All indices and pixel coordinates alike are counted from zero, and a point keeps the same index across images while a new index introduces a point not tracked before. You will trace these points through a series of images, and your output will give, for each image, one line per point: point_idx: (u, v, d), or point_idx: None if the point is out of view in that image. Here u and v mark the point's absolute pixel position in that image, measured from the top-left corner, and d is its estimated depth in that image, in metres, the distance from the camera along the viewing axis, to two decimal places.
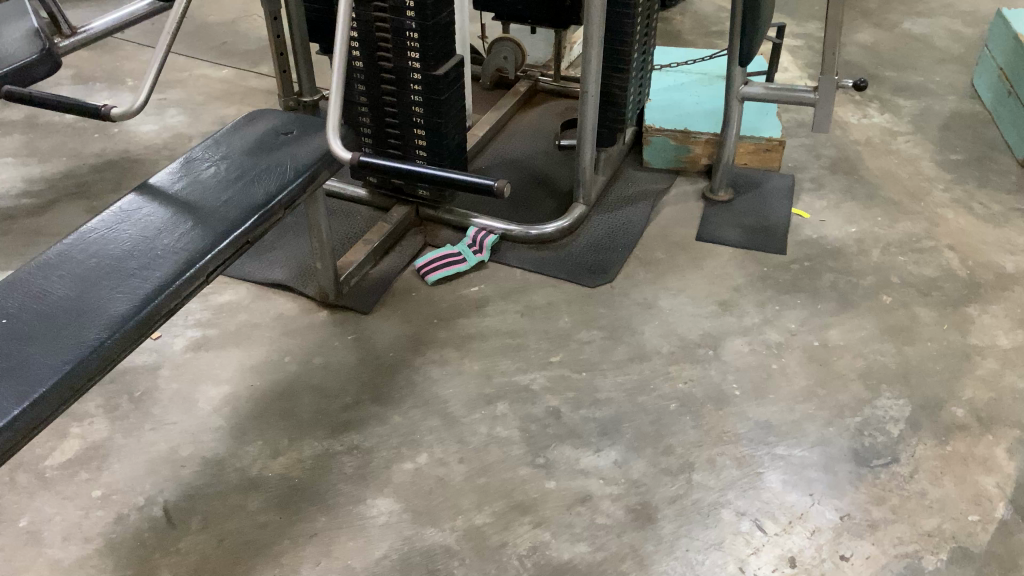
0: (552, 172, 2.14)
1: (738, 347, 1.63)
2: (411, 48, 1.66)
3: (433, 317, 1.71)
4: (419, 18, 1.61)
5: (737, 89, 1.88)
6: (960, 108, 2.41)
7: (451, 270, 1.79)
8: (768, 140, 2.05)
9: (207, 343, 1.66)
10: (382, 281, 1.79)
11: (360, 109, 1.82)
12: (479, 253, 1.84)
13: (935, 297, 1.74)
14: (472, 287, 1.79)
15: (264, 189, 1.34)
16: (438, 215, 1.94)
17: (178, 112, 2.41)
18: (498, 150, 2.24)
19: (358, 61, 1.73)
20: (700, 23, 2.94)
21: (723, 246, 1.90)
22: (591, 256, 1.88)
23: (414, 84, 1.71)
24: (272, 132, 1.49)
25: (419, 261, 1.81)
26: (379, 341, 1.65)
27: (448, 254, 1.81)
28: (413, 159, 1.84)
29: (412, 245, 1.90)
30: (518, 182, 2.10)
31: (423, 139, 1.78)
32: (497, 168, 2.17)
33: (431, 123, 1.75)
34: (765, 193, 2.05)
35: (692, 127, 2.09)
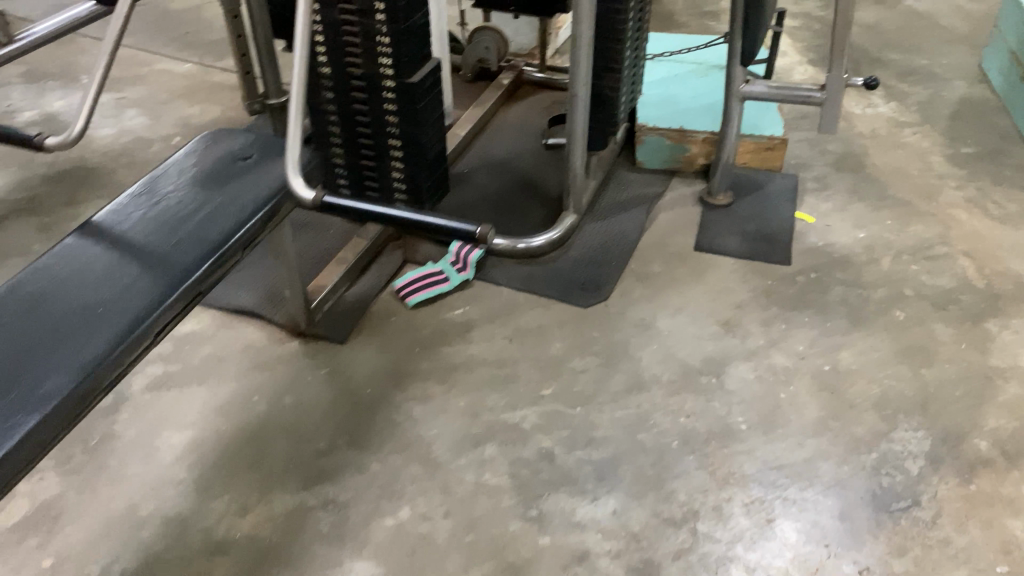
0: (540, 175, 2.00)
1: (744, 374, 1.52)
2: (382, 54, 1.52)
3: (413, 346, 1.58)
4: (390, 22, 1.47)
5: (737, 89, 1.74)
6: (970, 94, 2.28)
7: (430, 292, 1.67)
8: (770, 138, 1.92)
9: (169, 381, 1.53)
10: (358, 305, 1.66)
11: (328, 119, 1.67)
12: (462, 270, 1.71)
13: (951, 312, 1.63)
14: (455, 309, 1.66)
15: (220, 228, 1.20)
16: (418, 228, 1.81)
17: (138, 113, 2.25)
18: (481, 150, 2.09)
19: (325, 66, 1.59)
20: (693, 2, 2.78)
21: (724, 256, 1.77)
22: (582, 271, 1.75)
23: (387, 92, 1.57)
24: (227, 157, 1.34)
25: (398, 282, 1.70)
26: (356, 375, 1.52)
27: (427, 272, 1.70)
28: (388, 171, 1.70)
29: (390, 262, 1.76)
30: (503, 186, 1.96)
31: (398, 150, 1.64)
32: (481, 170, 2.02)
33: (408, 133, 1.61)
34: (767, 196, 1.92)
35: (688, 125, 1.95)
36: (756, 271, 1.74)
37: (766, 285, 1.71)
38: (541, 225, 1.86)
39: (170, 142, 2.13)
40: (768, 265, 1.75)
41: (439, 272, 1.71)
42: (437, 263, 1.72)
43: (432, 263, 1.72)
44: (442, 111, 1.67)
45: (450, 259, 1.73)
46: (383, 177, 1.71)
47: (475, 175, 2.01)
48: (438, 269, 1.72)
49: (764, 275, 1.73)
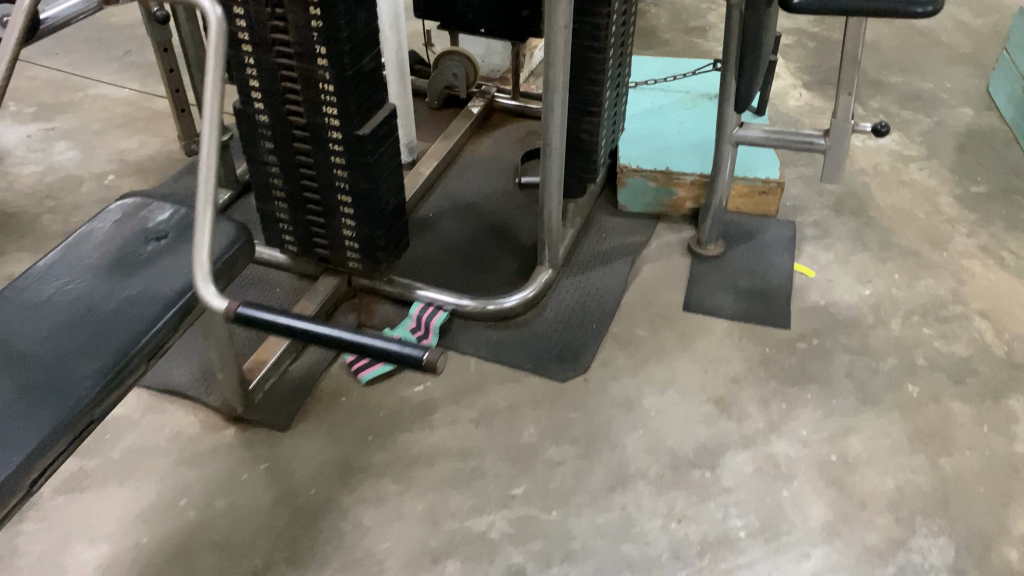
0: (512, 220, 1.81)
1: (741, 466, 1.34)
2: (327, 102, 1.32)
3: (366, 434, 1.39)
4: (335, 67, 1.28)
5: (730, 133, 1.56)
6: (978, 122, 2.11)
7: (385, 364, 1.48)
8: (765, 181, 1.74)
9: (84, 479, 1.32)
10: (303, 384, 1.46)
11: (269, 171, 1.47)
12: (421, 341, 1.53)
13: (969, 387, 1.46)
14: (415, 386, 1.47)
15: (126, 332, 1.00)
16: (374, 286, 1.61)
17: (68, 146, 2.02)
18: (447, 190, 1.90)
19: (262, 114, 1.39)
20: (677, 16, 2.58)
21: (716, 318, 1.60)
22: (558, 336, 1.56)
23: (334, 144, 1.37)
24: (137, 237, 1.14)
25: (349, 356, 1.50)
26: (300, 474, 1.33)
27: (382, 343, 1.51)
28: (338, 228, 1.50)
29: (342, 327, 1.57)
30: (471, 234, 1.77)
31: (349, 207, 1.45)
32: (446, 213, 1.83)
33: (359, 189, 1.42)
34: (762, 246, 1.74)
35: (675, 166, 1.78)
36: (752, 337, 1.56)
37: (764, 355, 1.53)
38: (513, 280, 1.66)
39: (103, 181, 1.91)
40: (765, 330, 1.58)
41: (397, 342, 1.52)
42: (395, 332, 1.54)
43: (390, 332, 1.53)
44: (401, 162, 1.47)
45: (409, 326, 1.54)
46: (333, 235, 1.51)
47: (440, 219, 1.81)
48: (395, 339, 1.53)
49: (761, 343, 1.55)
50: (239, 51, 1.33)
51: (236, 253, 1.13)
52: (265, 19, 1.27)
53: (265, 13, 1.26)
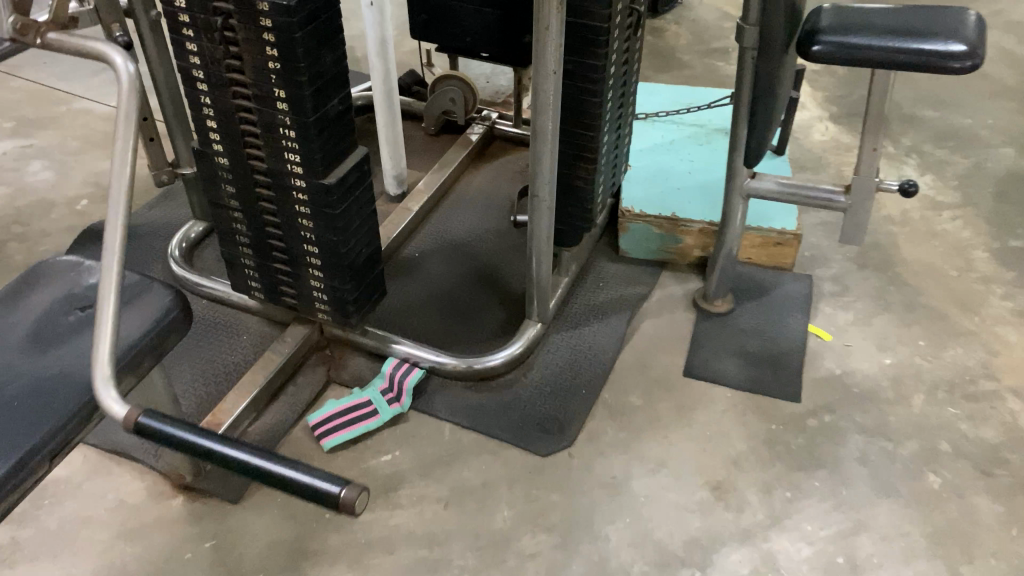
0: (503, 264, 1.67)
1: (736, 566, 1.20)
2: (289, 149, 1.20)
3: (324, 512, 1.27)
4: (296, 113, 1.15)
5: (740, 186, 1.41)
6: (1019, 165, 1.94)
7: (352, 430, 1.36)
8: (781, 232, 1.59)
9: (13, 553, 1.21)
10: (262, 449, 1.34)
11: (231, 215, 1.35)
12: (393, 402, 1.39)
13: (998, 480, 1.31)
14: (382, 455, 1.34)
15: (38, 421, 0.87)
16: (347, 337, 1.48)
17: (44, 167, 1.92)
18: (436, 227, 1.76)
19: (221, 157, 1.27)
20: (698, 37, 2.43)
21: (719, 387, 1.46)
22: (543, 403, 1.42)
23: (298, 192, 1.25)
24: (61, 305, 1.02)
25: (313, 416, 1.37)
26: (247, 556, 1.21)
27: (350, 403, 1.38)
28: (305, 279, 1.37)
29: (309, 383, 1.45)
30: (458, 279, 1.64)
31: (316, 257, 1.32)
32: (432, 254, 1.69)
33: (326, 242, 1.29)
34: (774, 304, 1.59)
35: (682, 211, 1.63)
36: (758, 411, 1.42)
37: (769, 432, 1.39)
38: (499, 334, 1.53)
39: (74, 207, 1.81)
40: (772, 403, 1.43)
41: (367, 402, 1.39)
42: (366, 388, 1.40)
43: (360, 388, 1.40)
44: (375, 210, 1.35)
45: (381, 383, 1.41)
46: (301, 286, 1.39)
47: (426, 261, 1.68)
48: (366, 398, 1.39)
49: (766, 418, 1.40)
50: (194, 90, 1.21)
51: (166, 323, 1.00)
52: (219, 58, 1.14)
53: (218, 52, 1.14)
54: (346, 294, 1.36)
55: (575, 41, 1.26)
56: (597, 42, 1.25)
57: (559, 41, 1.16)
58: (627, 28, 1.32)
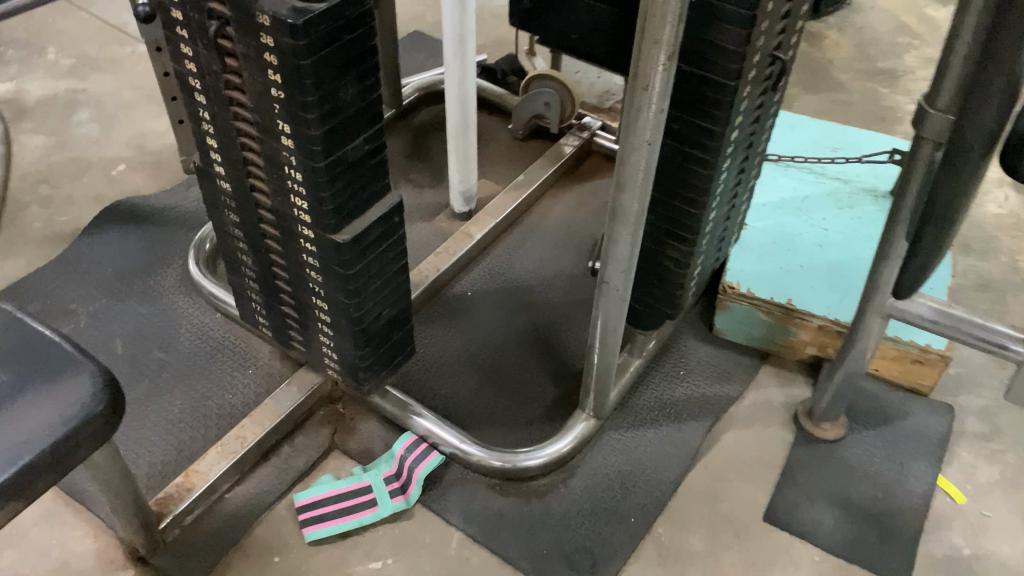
0: (567, 325, 1.38)
1: None
2: (296, 191, 0.94)
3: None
4: (302, 153, 0.89)
5: (881, 305, 1.07)
6: None
7: (341, 523, 1.12)
8: (923, 350, 1.23)
9: None
10: (234, 525, 1.13)
11: (236, 245, 1.11)
12: (397, 494, 1.15)
13: None
14: (371, 561, 1.11)
15: None
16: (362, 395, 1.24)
17: (91, 118, 1.74)
18: (499, 262, 1.49)
19: (224, 181, 1.03)
20: (862, 51, 2.01)
21: (805, 545, 1.14)
22: (577, 527, 1.14)
23: (306, 241, 1.00)
24: None
25: (302, 495, 1.15)
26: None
27: (347, 488, 1.15)
28: (314, 330, 1.14)
29: (308, 445, 1.22)
30: (510, 335, 1.36)
31: (325, 314, 1.08)
32: (487, 296, 1.42)
33: (337, 302, 1.04)
34: (897, 440, 1.25)
35: (800, 299, 1.29)
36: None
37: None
38: (542, 419, 1.25)
39: (109, 172, 1.62)
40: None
41: (366, 489, 1.15)
42: (368, 472, 1.16)
43: (362, 471, 1.16)
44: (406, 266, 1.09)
45: (388, 469, 1.17)
46: (310, 336, 1.15)
47: (478, 305, 1.40)
48: (366, 483, 1.16)
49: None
50: (192, 100, 0.96)
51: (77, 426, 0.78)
52: (217, 70, 0.89)
53: (216, 63, 0.88)
54: (356, 360, 1.12)
55: (689, 95, 0.95)
56: (718, 103, 0.93)
57: (663, 106, 0.85)
58: (764, 82, 0.98)
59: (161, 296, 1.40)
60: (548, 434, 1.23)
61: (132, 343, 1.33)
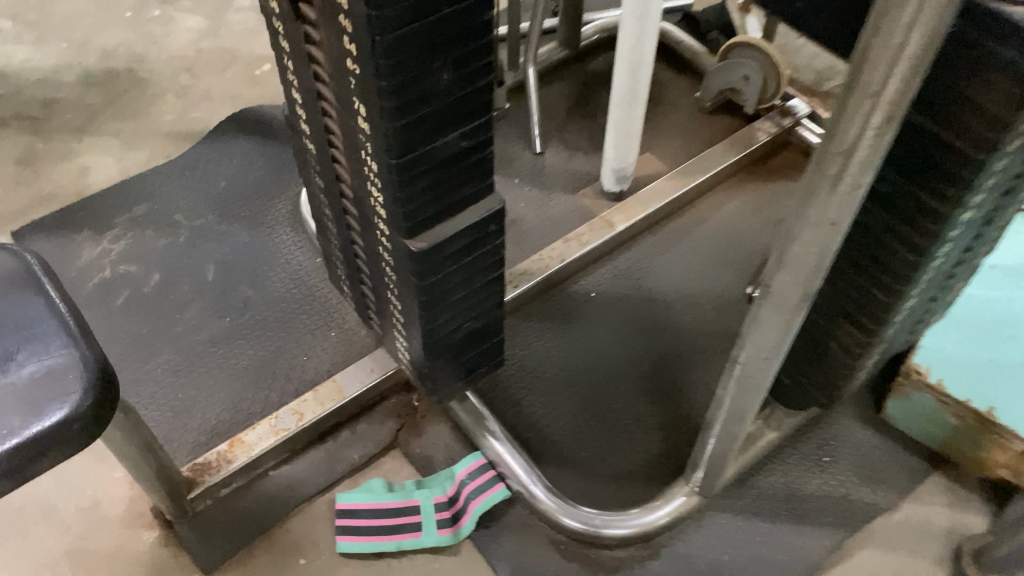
0: (699, 364, 1.15)
1: None
2: (372, 180, 0.76)
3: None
4: (377, 143, 0.70)
5: None
6: None
7: (378, 543, 0.99)
8: None
9: None
10: (268, 509, 1.02)
11: (320, 209, 0.96)
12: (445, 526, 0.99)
13: None
14: None
15: None
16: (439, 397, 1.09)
17: (251, 7, 1.63)
18: (639, 263, 1.26)
19: (308, 141, 0.86)
20: None
21: None
22: None
23: (381, 234, 0.82)
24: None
25: (345, 498, 1.01)
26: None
27: (395, 504, 1.01)
28: (389, 322, 0.98)
29: (369, 436, 1.08)
30: (627, 361, 1.15)
31: (398, 313, 0.91)
32: (614, 304, 1.20)
33: (409, 307, 0.87)
34: None
35: (1008, 408, 0.97)
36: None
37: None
38: (635, 476, 1.05)
39: (252, 71, 1.52)
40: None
41: (414, 511, 1.00)
42: (421, 493, 1.01)
43: (414, 489, 1.01)
44: (502, 277, 0.90)
45: (443, 494, 1.01)
46: (386, 327, 1.00)
47: (600, 312, 1.19)
48: (416, 505, 1.01)
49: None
50: (277, 43, 0.79)
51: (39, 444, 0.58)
52: (296, 19, 0.71)
53: (295, 8, 0.70)
54: (429, 370, 0.95)
55: (912, 154, 0.67)
56: (952, 175, 0.64)
57: (862, 179, 0.59)
58: None
59: (266, 224, 1.29)
60: (637, 497, 1.03)
61: (224, 272, 1.23)
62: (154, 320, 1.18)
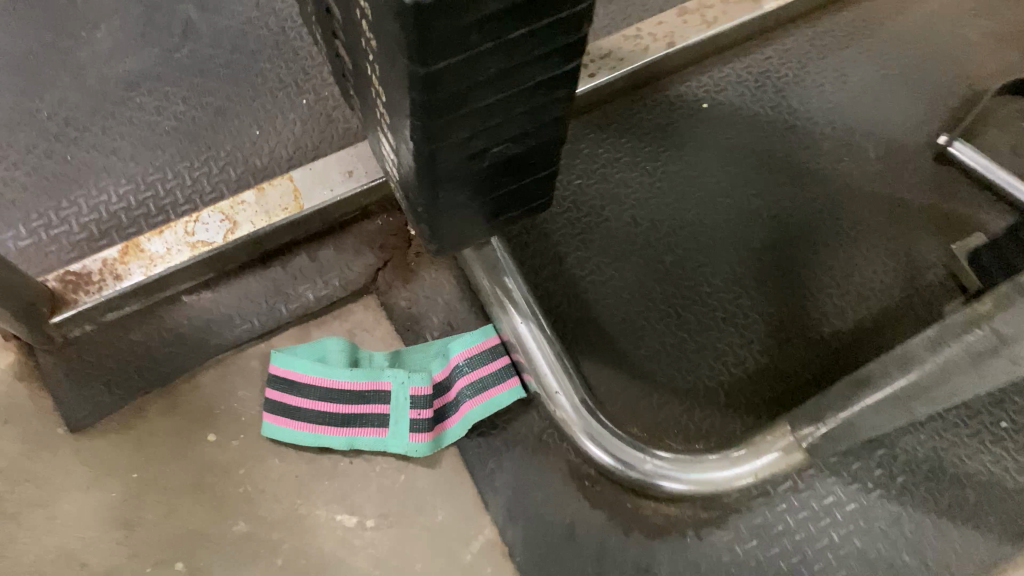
0: (841, 244, 0.76)
1: None
2: None
3: (175, 563, 0.64)
4: None
5: None
6: None
7: (323, 436, 0.67)
8: None
9: None
10: (174, 355, 0.70)
11: None
12: (423, 428, 0.67)
13: None
14: (341, 509, 0.67)
15: None
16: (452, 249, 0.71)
17: None
18: (780, 71, 0.83)
19: None
20: None
21: None
22: None
23: None
24: None
25: (283, 362, 0.68)
26: (9, 562, 0.64)
27: (356, 384, 0.68)
28: (373, 114, 0.58)
29: (335, 269, 0.73)
30: (733, 219, 0.76)
31: (383, 108, 0.52)
32: (728, 129, 0.80)
33: (397, 105, 0.47)
34: None
35: None
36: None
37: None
38: (711, 397, 0.70)
39: None
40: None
41: (382, 399, 0.67)
42: (396, 375, 0.68)
43: (386, 369, 0.68)
44: (572, 96, 0.50)
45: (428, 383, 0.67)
46: (370, 118, 0.60)
47: (706, 138, 0.79)
48: (387, 391, 0.68)
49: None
50: None
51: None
52: None
53: None
54: (428, 210, 0.57)
55: None
56: None
57: None
58: None
59: None
60: (708, 430, 0.69)
61: None
62: (52, 33, 0.79)
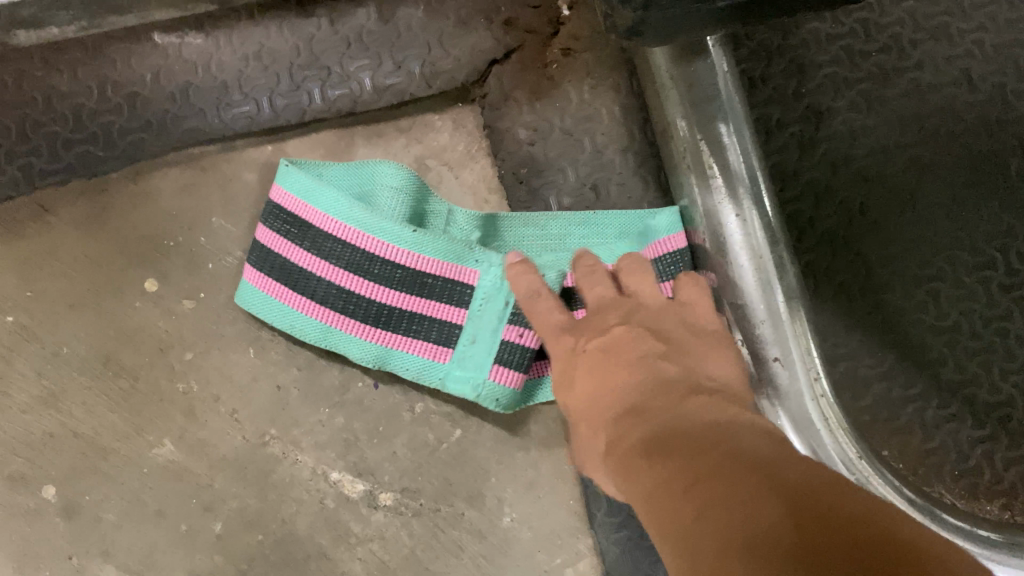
0: None
1: None
2: None
3: (43, 486, 0.38)
4: None
5: None
6: None
7: (339, 335, 0.37)
8: None
9: None
10: (115, 131, 0.40)
11: None
12: (521, 366, 0.37)
13: None
14: (339, 463, 0.38)
15: None
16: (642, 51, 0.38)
17: None
18: None
19: None
20: None
21: None
22: None
23: None
24: None
25: (298, 189, 0.37)
26: None
27: (418, 260, 0.37)
28: None
29: (419, 46, 0.41)
30: None
31: None
32: None
33: None
34: None
35: None
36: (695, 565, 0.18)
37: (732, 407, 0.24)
38: None
39: None
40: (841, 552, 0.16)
41: (459, 298, 0.37)
42: (492, 263, 0.37)
43: (479, 246, 0.37)
44: None
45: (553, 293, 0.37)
46: None
47: None
48: (471, 287, 0.37)
49: (832, 511, 0.17)
50: None
51: None
52: None
53: None
54: None
55: None
56: None
57: None
58: None
59: None
60: (1014, 482, 0.38)
61: None
62: None
